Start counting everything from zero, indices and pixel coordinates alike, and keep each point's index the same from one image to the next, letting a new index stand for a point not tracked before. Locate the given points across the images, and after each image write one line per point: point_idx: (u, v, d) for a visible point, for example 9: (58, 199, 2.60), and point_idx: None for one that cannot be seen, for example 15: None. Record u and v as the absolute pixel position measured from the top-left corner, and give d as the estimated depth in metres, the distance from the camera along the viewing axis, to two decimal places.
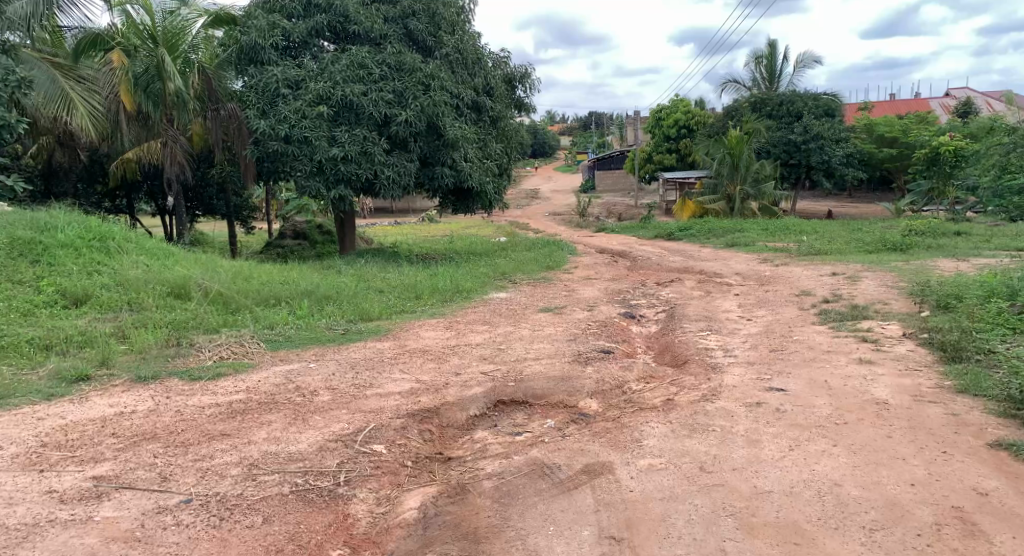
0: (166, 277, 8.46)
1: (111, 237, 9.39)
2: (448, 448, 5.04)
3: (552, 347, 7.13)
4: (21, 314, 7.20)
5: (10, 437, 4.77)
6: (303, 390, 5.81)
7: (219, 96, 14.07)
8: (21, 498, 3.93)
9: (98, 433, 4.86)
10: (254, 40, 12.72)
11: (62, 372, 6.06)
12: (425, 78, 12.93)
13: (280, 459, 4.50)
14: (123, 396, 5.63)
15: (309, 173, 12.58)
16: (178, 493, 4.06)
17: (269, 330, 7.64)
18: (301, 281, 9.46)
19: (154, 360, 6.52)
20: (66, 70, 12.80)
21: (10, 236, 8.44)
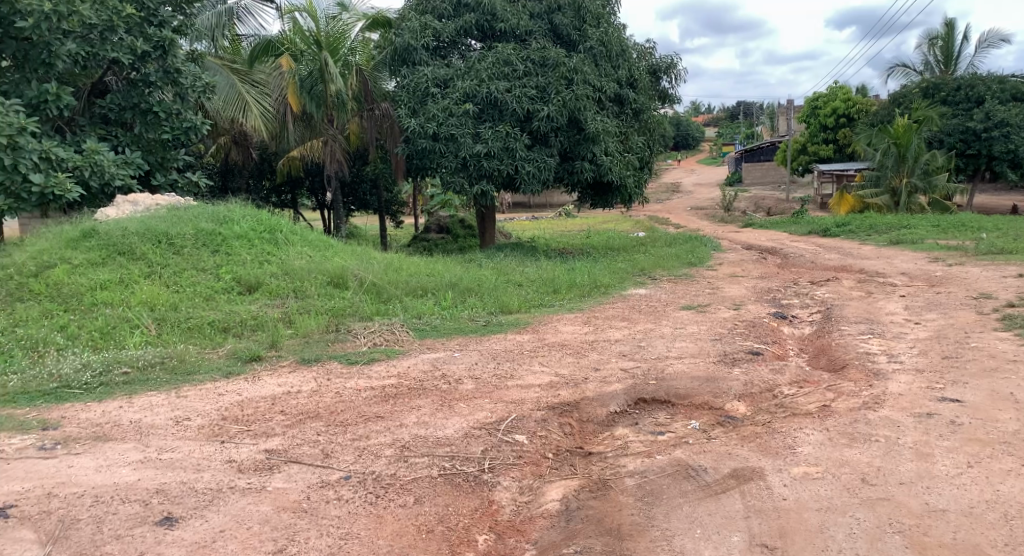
0: (325, 267, 9.00)
1: (279, 229, 10.13)
2: (589, 443, 5.02)
3: (696, 346, 6.96)
4: (204, 298, 7.95)
5: (196, 409, 5.29)
6: (449, 378, 6.02)
7: (374, 96, 14.81)
8: (207, 465, 4.34)
9: (268, 410, 5.28)
10: (407, 41, 13.32)
11: (239, 351, 6.63)
12: (569, 72, 12.92)
13: (429, 443, 4.69)
14: (290, 376, 6.07)
15: (454, 169, 13.02)
16: (338, 469, 4.33)
17: (416, 320, 7.97)
18: (445, 274, 9.75)
19: (316, 345, 6.98)
20: (243, 75, 14.10)
21: (196, 227, 9.33)
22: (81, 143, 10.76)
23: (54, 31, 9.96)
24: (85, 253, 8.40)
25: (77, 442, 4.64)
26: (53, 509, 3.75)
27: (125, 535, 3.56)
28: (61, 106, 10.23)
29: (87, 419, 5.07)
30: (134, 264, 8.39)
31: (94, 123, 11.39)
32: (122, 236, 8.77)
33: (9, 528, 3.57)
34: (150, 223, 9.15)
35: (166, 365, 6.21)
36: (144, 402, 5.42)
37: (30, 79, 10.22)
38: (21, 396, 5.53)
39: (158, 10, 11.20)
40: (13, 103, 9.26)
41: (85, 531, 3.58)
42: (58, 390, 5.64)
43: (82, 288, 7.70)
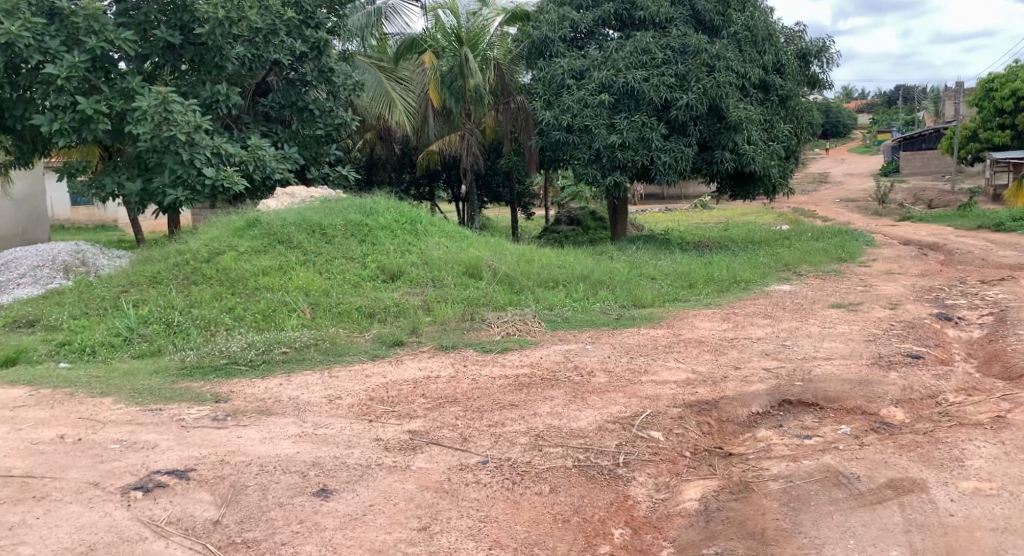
0: (461, 258, 9.22)
1: (420, 221, 10.50)
2: (729, 444, 4.86)
3: (847, 346, 6.58)
4: (351, 285, 8.38)
5: (346, 388, 5.60)
6: (582, 370, 6.03)
7: (510, 90, 14.86)
8: (357, 442, 4.58)
9: (410, 392, 5.50)
10: (545, 33, 13.43)
11: (383, 336, 6.95)
12: (711, 58, 12.53)
13: (563, 434, 4.71)
14: (430, 361, 6.31)
15: (587, 161, 12.97)
16: (476, 453, 4.45)
17: (548, 311, 8.02)
18: (577, 266, 9.74)
19: (453, 332, 7.19)
20: (389, 73, 14.74)
21: (346, 219, 9.87)
22: (246, 139, 11.60)
23: (225, 36, 10.75)
24: (249, 242, 9.10)
25: (245, 415, 5.04)
26: (226, 475, 4.09)
27: (287, 503, 3.83)
28: (230, 105, 11.12)
29: (252, 394, 5.49)
30: (290, 252, 8.98)
31: (258, 120, 12.28)
32: (282, 226, 9.44)
33: (189, 488, 3.93)
34: (305, 215, 9.80)
35: (319, 346, 6.62)
36: (300, 381, 5.81)
37: (205, 80, 11.16)
38: (196, 370, 6.08)
39: (314, 13, 11.94)
40: (191, 104, 10.26)
41: (253, 497, 3.87)
42: (227, 366, 6.15)
43: (247, 273, 8.34)
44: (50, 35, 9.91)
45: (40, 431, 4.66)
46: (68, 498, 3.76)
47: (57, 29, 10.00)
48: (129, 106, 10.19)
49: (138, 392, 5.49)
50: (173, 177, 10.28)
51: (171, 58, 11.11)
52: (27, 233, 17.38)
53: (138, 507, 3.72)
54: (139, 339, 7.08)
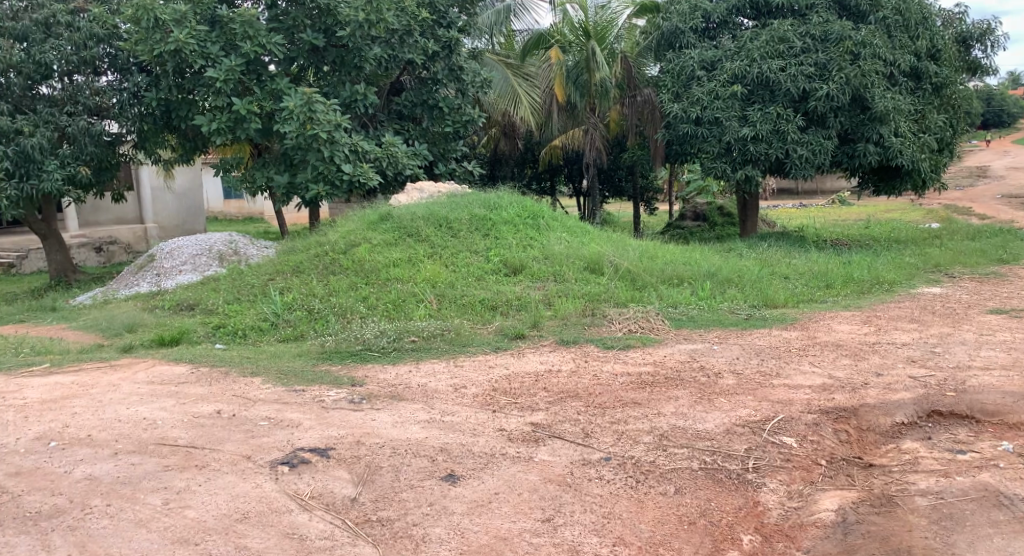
0: (584, 253, 9.18)
1: (542, 216, 10.54)
2: (869, 454, 4.57)
3: (1009, 356, 6.04)
4: (475, 278, 8.54)
5: (471, 378, 5.73)
6: (708, 371, 5.86)
7: (637, 82, 14.73)
8: (482, 431, 4.68)
9: (533, 385, 5.54)
10: (676, 24, 13.17)
11: (506, 329, 7.06)
12: (856, 46, 11.84)
13: (688, 435, 4.61)
14: (551, 355, 6.35)
15: (716, 154, 12.59)
16: (598, 449, 4.43)
17: (672, 309, 7.86)
18: (703, 263, 9.47)
19: (574, 327, 7.19)
20: (516, 69, 14.90)
21: (471, 213, 10.07)
22: (380, 136, 12.07)
23: (364, 38, 11.27)
24: (382, 235, 9.49)
25: (378, 399, 5.26)
26: (362, 455, 4.29)
27: (418, 486, 3.96)
28: (366, 104, 11.61)
29: (384, 379, 5.74)
30: (419, 245, 9.29)
31: (391, 118, 12.69)
32: (411, 220, 9.78)
33: (329, 466, 4.15)
34: (433, 209, 10.09)
35: (446, 336, 6.81)
36: (428, 369, 6.00)
37: (344, 81, 11.69)
38: (334, 355, 6.42)
39: (447, 12, 12.25)
40: (332, 103, 10.85)
41: (387, 477, 4.04)
42: (361, 351, 6.45)
43: (379, 265, 8.70)
44: (211, 40, 10.75)
45: (199, 406, 5.07)
46: (225, 469, 4.07)
47: (217, 36, 10.82)
48: (278, 106, 10.90)
49: (284, 373, 5.86)
50: (315, 172, 10.88)
51: (314, 59, 11.72)
52: (187, 225, 18.95)
53: (285, 481, 3.97)
54: (284, 324, 7.54)
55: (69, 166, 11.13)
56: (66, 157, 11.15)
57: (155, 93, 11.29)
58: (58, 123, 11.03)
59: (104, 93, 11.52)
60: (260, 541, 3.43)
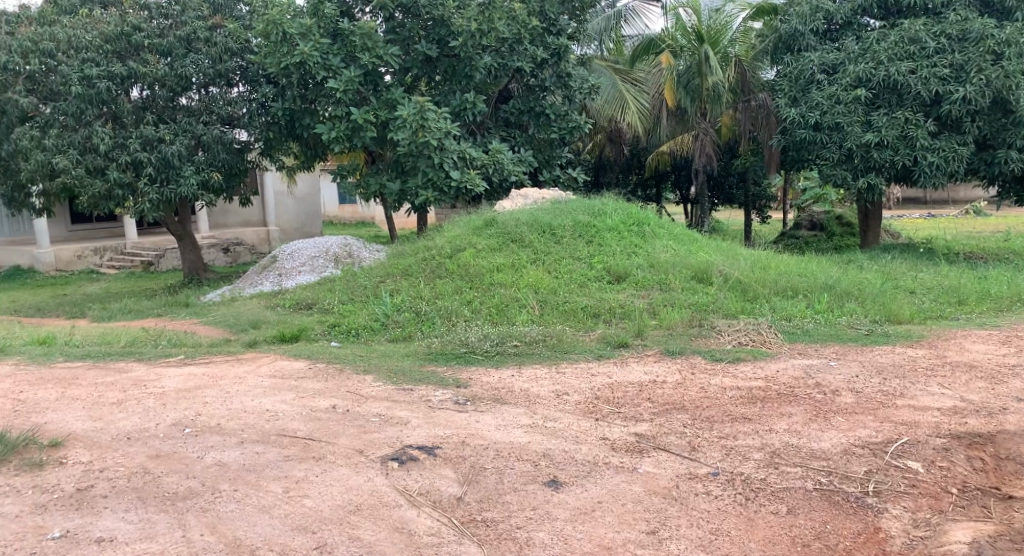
0: (691, 262, 8.97)
1: (648, 223, 10.38)
2: (1008, 484, 4.24)
3: None
4: (578, 285, 8.52)
5: (573, 385, 5.73)
6: (824, 388, 5.60)
7: (751, 87, 14.34)
8: (585, 439, 4.66)
9: (637, 395, 5.47)
10: (795, 27, 12.69)
11: (609, 336, 7.00)
12: (999, 45, 11.03)
13: (802, 454, 4.42)
14: (657, 365, 6.25)
15: (836, 161, 12.05)
16: (706, 464, 4.32)
17: (787, 322, 7.57)
18: (820, 275, 9.08)
19: (680, 337, 7.05)
20: (625, 75, 14.86)
21: (575, 220, 10.06)
22: (488, 143, 12.25)
23: (476, 47, 11.51)
24: (487, 240, 9.63)
25: (482, 401, 5.35)
26: (467, 455, 4.37)
27: (521, 489, 4.00)
28: (476, 113, 11.83)
29: (488, 382, 5.81)
30: (522, 251, 9.37)
31: (499, 126, 12.85)
32: (516, 226, 9.89)
33: (436, 464, 4.25)
34: (537, 216, 10.16)
35: (548, 341, 6.83)
36: (531, 374, 6.03)
37: (455, 90, 11.96)
38: (440, 356, 6.57)
39: (557, 20, 12.28)
40: (443, 112, 11.12)
41: (491, 479, 4.10)
42: (466, 354, 6.57)
43: (483, 269, 8.84)
44: (333, 53, 11.28)
45: (315, 400, 5.30)
46: (339, 462, 4.24)
47: (338, 48, 11.36)
48: (392, 115, 11.29)
49: (392, 372, 6.05)
50: (424, 178, 11.19)
51: (427, 70, 12.05)
52: (304, 228, 19.98)
53: (394, 476, 4.09)
54: (394, 324, 7.78)
55: (203, 172, 11.92)
56: (201, 163, 11.96)
57: (281, 103, 11.97)
58: (194, 132, 11.80)
59: (236, 103, 12.25)
60: (371, 534, 3.55)
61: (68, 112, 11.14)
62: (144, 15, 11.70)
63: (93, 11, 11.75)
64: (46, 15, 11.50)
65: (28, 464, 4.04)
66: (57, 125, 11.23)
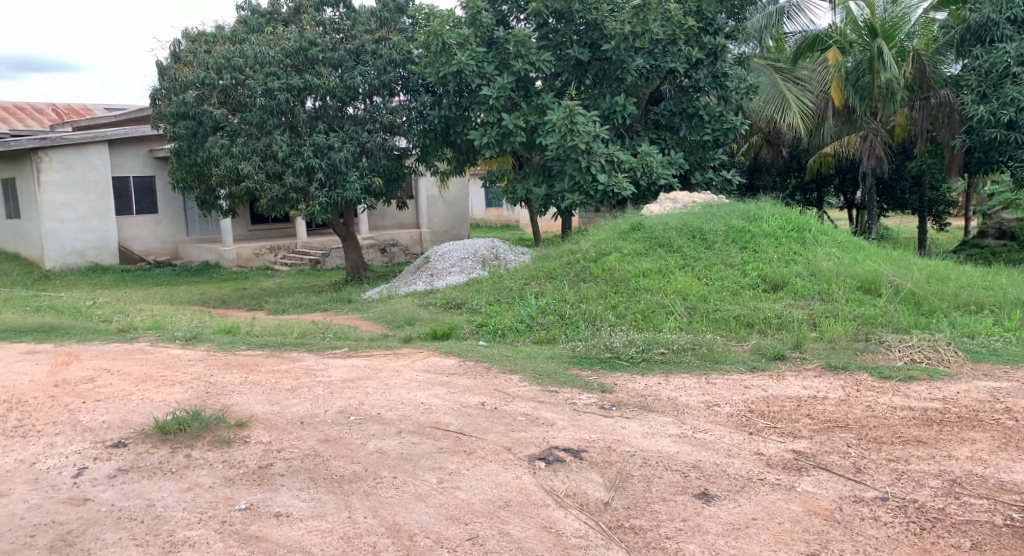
0: (858, 271, 8.42)
1: (809, 229, 9.86)
2: None
3: None
4: (731, 292, 8.23)
5: (725, 397, 5.54)
6: (1015, 414, 5.08)
7: (931, 83, 13.37)
8: (737, 453, 4.50)
9: (795, 411, 5.21)
10: (987, 16, 11.55)
11: (763, 348, 6.72)
12: None
13: (988, 485, 4.04)
14: (816, 380, 5.91)
15: None
16: (873, 487, 4.05)
17: (968, 339, 6.93)
18: (1008, 289, 8.27)
19: (843, 351, 6.63)
20: (785, 73, 14.07)
21: (728, 225, 9.74)
22: (637, 146, 12.14)
23: (628, 50, 11.44)
24: (633, 244, 9.55)
25: (629, 408, 5.30)
26: (614, 460, 4.35)
27: (670, 499, 3.93)
28: (626, 115, 11.73)
29: (634, 388, 5.76)
30: (672, 256, 9.19)
31: (648, 128, 12.70)
32: (665, 231, 9.73)
33: (583, 467, 4.27)
34: (688, 220, 9.94)
35: (697, 350, 6.67)
36: (679, 383, 5.91)
37: (605, 94, 11.95)
38: (584, 359, 6.59)
39: (714, 19, 11.93)
40: (593, 115, 11.15)
41: (639, 486, 4.07)
42: (610, 359, 6.54)
43: (629, 274, 8.76)
44: (488, 61, 11.65)
45: (466, 397, 5.48)
46: (488, 457, 4.37)
47: (493, 56, 11.71)
48: (542, 120, 11.47)
49: (539, 373, 6.14)
50: (572, 183, 11.28)
51: (578, 74, 12.13)
52: (454, 230, 20.82)
53: (542, 476, 4.16)
54: (539, 326, 7.89)
55: (366, 176, 12.73)
56: (365, 168, 12.75)
57: (438, 111, 12.61)
58: (360, 139, 12.59)
59: (397, 112, 12.92)
60: (521, 530, 3.62)
61: (252, 122, 12.15)
62: (319, 30, 12.59)
63: (276, 28, 12.77)
64: (237, 34, 12.61)
65: (219, 441, 4.47)
66: (242, 134, 12.27)
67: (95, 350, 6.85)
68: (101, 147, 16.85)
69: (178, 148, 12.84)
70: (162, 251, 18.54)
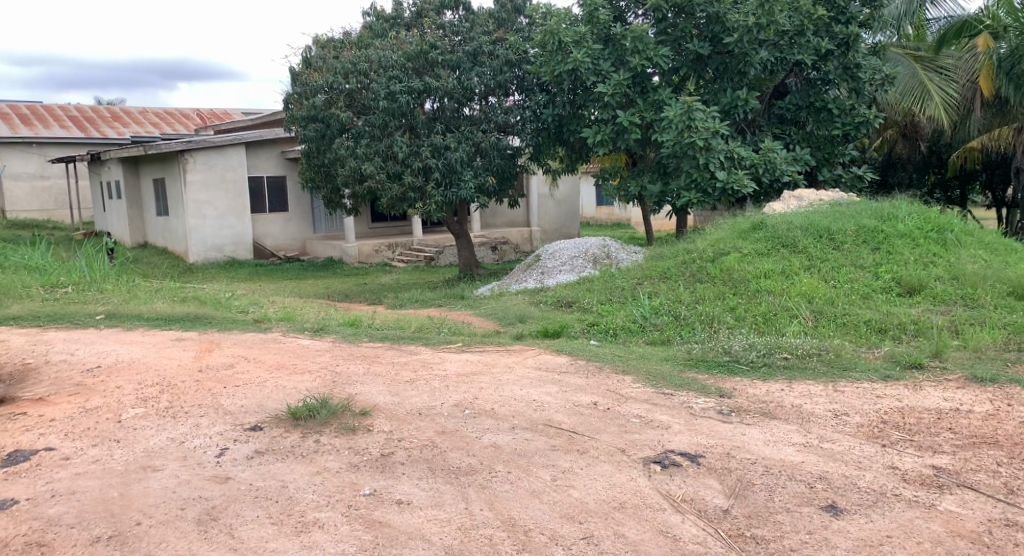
0: (1008, 275, 7.78)
1: (951, 229, 9.18)
2: None
3: None
4: (861, 296, 7.79)
5: (854, 406, 5.25)
6: None
7: None
8: (869, 465, 4.25)
9: (934, 424, 4.87)
10: None
11: (898, 356, 6.32)
12: None
13: None
14: (959, 392, 5.49)
15: None
16: None
17: None
18: None
19: (990, 362, 6.13)
20: (927, 62, 13.12)
21: (859, 224, 9.23)
22: (759, 142, 11.70)
23: (752, 42, 11.07)
24: (754, 244, 9.22)
25: (748, 414, 5.12)
26: (733, 468, 4.21)
27: (795, 510, 3.77)
28: (747, 110, 11.36)
29: (755, 394, 5.55)
30: (796, 257, 8.81)
31: (772, 123, 12.26)
32: (789, 230, 9.34)
33: (700, 473, 4.16)
34: (814, 219, 9.49)
35: (823, 357, 6.34)
36: (803, 390, 5.65)
37: (726, 88, 11.60)
38: (700, 362, 6.42)
39: (847, 7, 11.28)
40: (712, 111, 10.85)
41: (760, 495, 3.91)
42: (729, 363, 6.33)
43: (749, 275, 8.47)
44: (604, 58, 11.58)
45: (579, 396, 5.46)
46: (602, 457, 4.33)
47: (610, 53, 11.63)
48: (658, 116, 11.25)
49: (653, 375, 6.03)
50: (688, 180, 11.02)
51: (697, 68, 11.83)
52: (564, 228, 20.84)
53: (658, 479, 4.08)
54: (652, 327, 7.76)
55: (480, 176, 12.93)
56: (479, 168, 12.95)
57: (553, 109, 12.66)
58: (475, 139, 12.79)
59: (511, 111, 13.05)
60: (636, 533, 3.57)
61: (374, 124, 12.61)
62: (439, 33, 12.89)
63: (399, 32, 13.17)
64: (363, 39, 13.11)
65: (345, 428, 4.66)
66: (366, 135, 12.75)
67: (234, 338, 7.32)
68: (239, 149, 17.98)
69: (307, 150, 13.51)
70: (291, 247, 19.58)
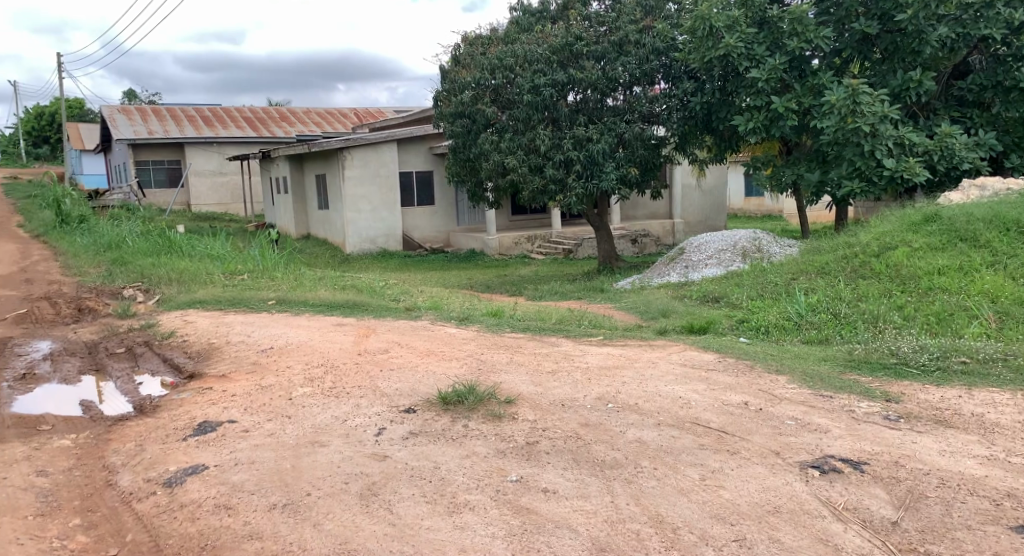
0: None
1: None
2: None
3: None
4: None
5: None
6: None
7: None
8: None
9: None
10: None
11: None
12: None
13: None
14: None
15: None
16: None
17: None
18: None
19: None
20: None
21: None
22: (935, 127, 10.75)
23: (928, 18, 10.16)
24: (926, 238, 8.49)
25: (920, 421, 4.71)
26: (902, 478, 3.89)
27: (977, 528, 3.43)
28: (921, 92, 10.45)
29: (926, 400, 5.11)
30: (976, 252, 8.02)
31: (950, 106, 11.25)
32: (967, 222, 8.53)
33: (864, 481, 3.88)
34: (1000, 210, 8.59)
35: (1011, 363, 5.73)
36: (985, 398, 5.13)
37: (896, 69, 10.76)
38: (864, 364, 6.00)
39: None
40: (881, 94, 10.05)
41: (935, 509, 3.59)
42: (896, 365, 5.87)
43: (919, 271, 7.81)
44: (758, 42, 11.07)
45: (729, 394, 5.26)
46: (755, 459, 4.14)
47: (765, 37, 11.12)
48: (818, 101, 10.61)
49: (810, 375, 5.69)
50: (852, 168, 10.31)
51: (863, 48, 11.07)
52: (709, 221, 20.26)
53: (816, 485, 3.84)
54: (808, 326, 7.32)
55: (623, 168, 12.71)
56: (622, 159, 12.73)
57: (702, 97, 12.25)
58: (618, 130, 12.60)
59: (657, 101, 12.75)
60: (793, 539, 3.39)
61: (519, 117, 12.76)
62: (586, 25, 12.84)
63: (546, 25, 13.22)
64: (509, 35, 13.28)
65: (492, 415, 4.75)
66: (510, 129, 12.91)
67: (387, 325, 7.66)
68: (392, 145, 18.79)
69: (454, 145, 13.89)
70: (438, 239, 20.23)
